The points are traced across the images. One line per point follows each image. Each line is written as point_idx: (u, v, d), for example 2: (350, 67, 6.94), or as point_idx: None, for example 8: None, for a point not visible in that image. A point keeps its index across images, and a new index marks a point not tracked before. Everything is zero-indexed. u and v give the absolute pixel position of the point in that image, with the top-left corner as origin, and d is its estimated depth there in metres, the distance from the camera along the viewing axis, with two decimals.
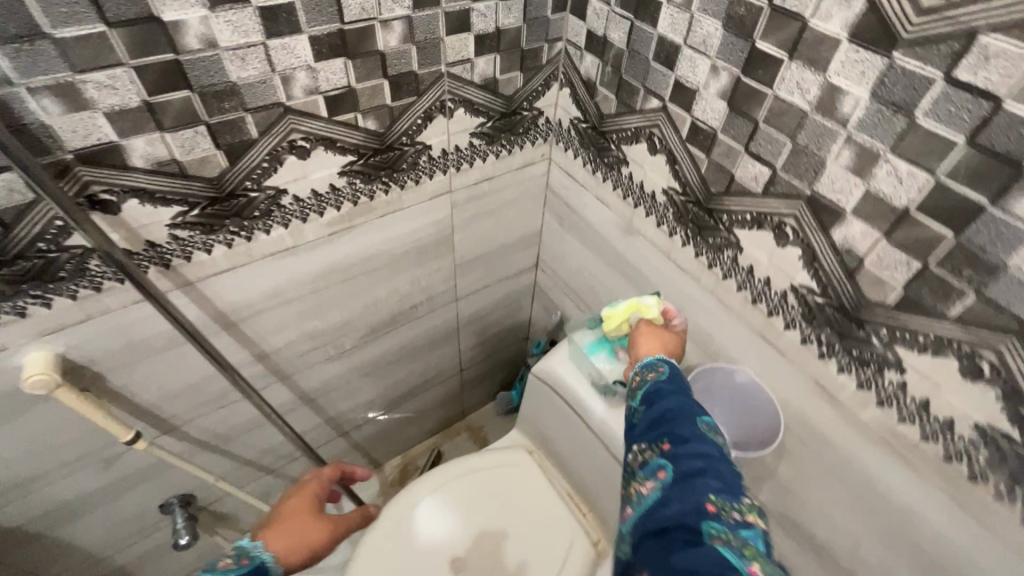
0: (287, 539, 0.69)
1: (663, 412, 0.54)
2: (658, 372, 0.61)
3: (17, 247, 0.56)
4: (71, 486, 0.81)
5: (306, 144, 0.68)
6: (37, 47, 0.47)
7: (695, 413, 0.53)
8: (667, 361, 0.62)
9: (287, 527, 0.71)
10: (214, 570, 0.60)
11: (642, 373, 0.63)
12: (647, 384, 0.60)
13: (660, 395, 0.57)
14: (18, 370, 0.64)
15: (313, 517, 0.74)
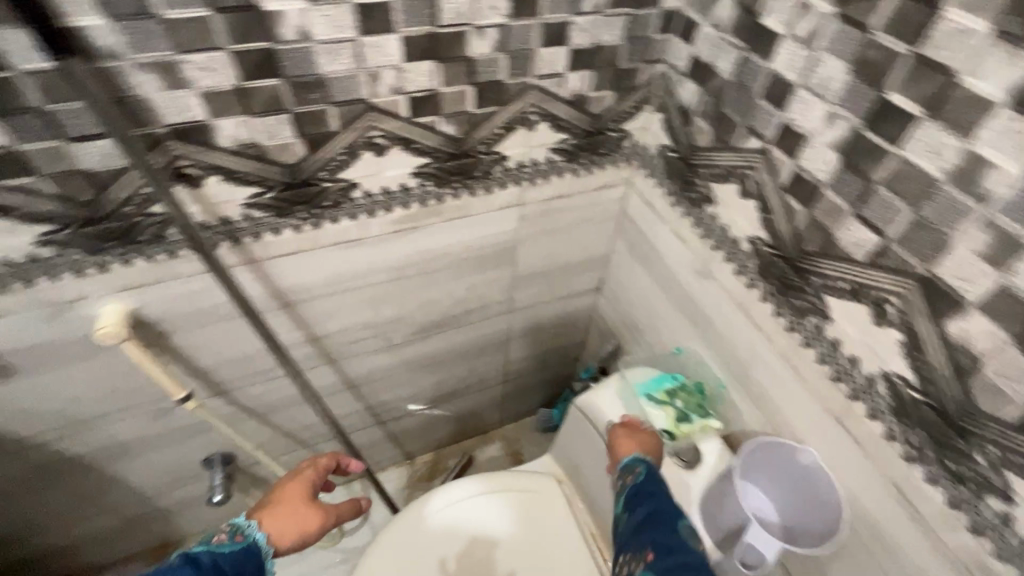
0: (281, 525, 0.70)
1: (646, 520, 0.58)
2: (636, 476, 0.64)
3: (107, 207, 0.60)
4: (127, 428, 0.87)
5: (383, 142, 0.67)
6: (147, 25, 0.49)
7: (676, 518, 0.58)
8: (645, 463, 0.64)
9: (281, 512, 0.71)
10: (207, 543, 0.64)
11: (625, 474, 0.66)
12: (626, 486, 0.64)
13: (642, 499, 0.61)
14: (94, 319, 0.68)
15: (308, 504, 0.74)
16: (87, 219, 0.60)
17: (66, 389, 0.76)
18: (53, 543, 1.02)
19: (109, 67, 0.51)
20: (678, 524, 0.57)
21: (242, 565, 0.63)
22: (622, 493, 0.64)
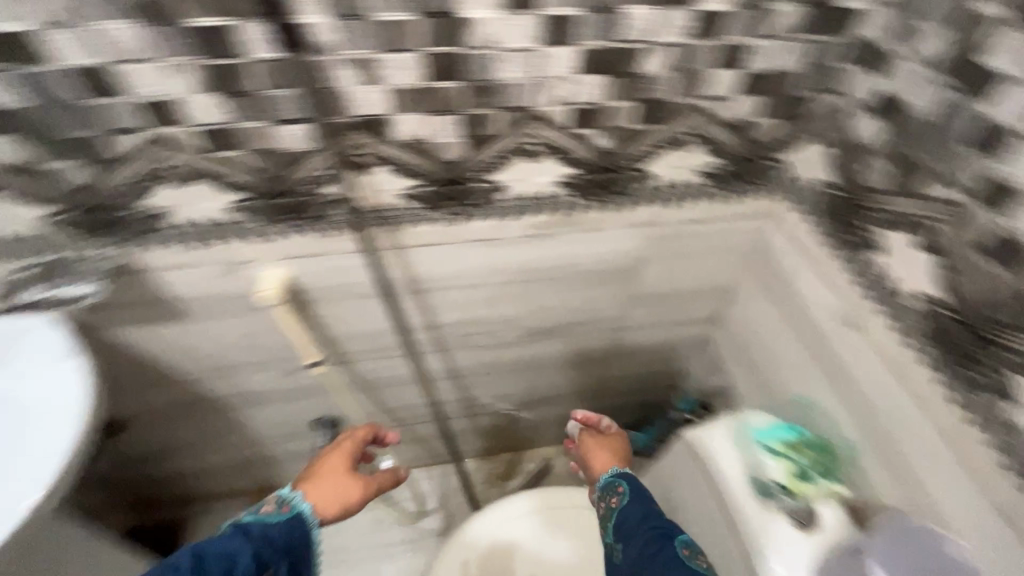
0: (324, 495, 0.74)
1: (639, 546, 0.70)
2: (620, 496, 0.77)
3: (288, 184, 0.66)
4: (259, 379, 0.96)
5: (537, 149, 0.69)
6: (358, 24, 0.53)
7: (668, 537, 0.69)
8: (621, 479, 0.79)
9: (323, 485, 0.75)
10: (258, 512, 0.69)
11: (607, 497, 0.79)
12: (615, 512, 0.76)
13: (633, 533, 0.72)
14: (256, 281, 0.76)
15: (345, 475, 0.77)
16: (270, 192, 0.66)
17: (221, 337, 0.85)
18: (180, 468, 1.15)
19: (317, 61, 0.55)
20: (668, 539, 0.69)
21: (291, 535, 0.68)
22: (611, 517, 0.76)
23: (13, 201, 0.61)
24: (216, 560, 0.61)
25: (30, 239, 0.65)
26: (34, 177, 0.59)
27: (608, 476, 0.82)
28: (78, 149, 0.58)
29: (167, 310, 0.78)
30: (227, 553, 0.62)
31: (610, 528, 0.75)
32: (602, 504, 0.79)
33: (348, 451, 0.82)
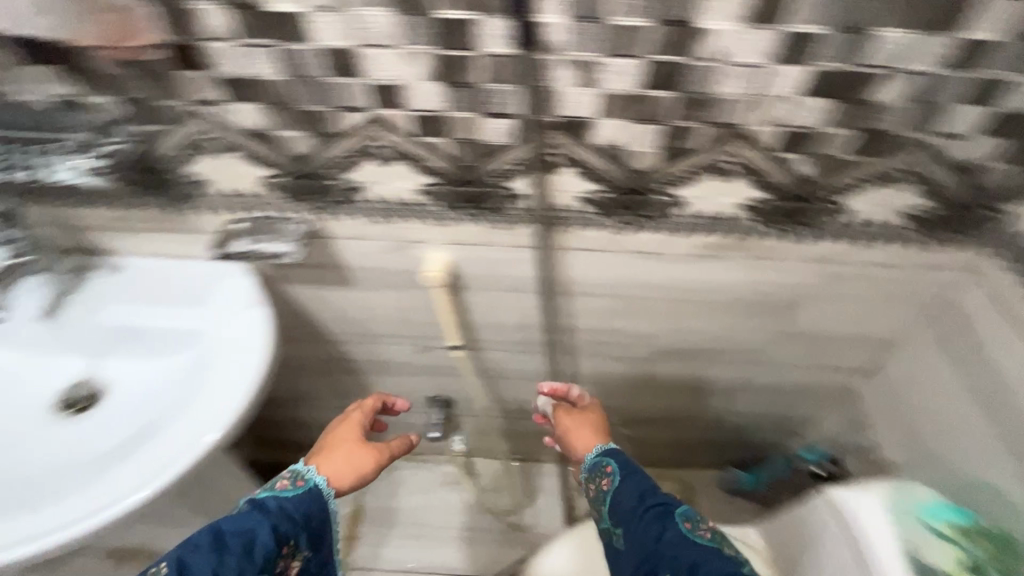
0: (336, 469, 0.75)
1: (638, 531, 0.67)
2: (610, 477, 0.73)
3: (476, 175, 0.68)
4: (395, 350, 1.01)
5: (730, 169, 0.66)
6: (594, 27, 0.53)
7: (673, 518, 0.66)
8: (608, 456, 0.74)
9: (334, 459, 0.75)
10: (272, 488, 0.69)
11: (593, 479, 0.75)
12: (608, 497, 0.71)
13: (633, 521, 0.67)
14: (420, 261, 0.80)
15: (354, 447, 0.78)
16: (458, 180, 0.69)
17: (375, 305, 0.90)
18: (304, 417, 1.24)
19: (542, 59, 0.55)
20: (670, 518, 0.66)
21: (308, 507, 0.69)
22: (605, 503, 0.72)
23: (243, 160, 0.68)
24: (236, 536, 0.61)
25: (246, 194, 0.72)
26: (265, 141, 0.65)
27: (592, 455, 0.77)
28: (307, 121, 0.63)
29: (336, 274, 0.84)
30: (245, 528, 0.62)
31: (607, 515, 0.71)
32: (591, 488, 0.75)
33: (356, 422, 0.82)
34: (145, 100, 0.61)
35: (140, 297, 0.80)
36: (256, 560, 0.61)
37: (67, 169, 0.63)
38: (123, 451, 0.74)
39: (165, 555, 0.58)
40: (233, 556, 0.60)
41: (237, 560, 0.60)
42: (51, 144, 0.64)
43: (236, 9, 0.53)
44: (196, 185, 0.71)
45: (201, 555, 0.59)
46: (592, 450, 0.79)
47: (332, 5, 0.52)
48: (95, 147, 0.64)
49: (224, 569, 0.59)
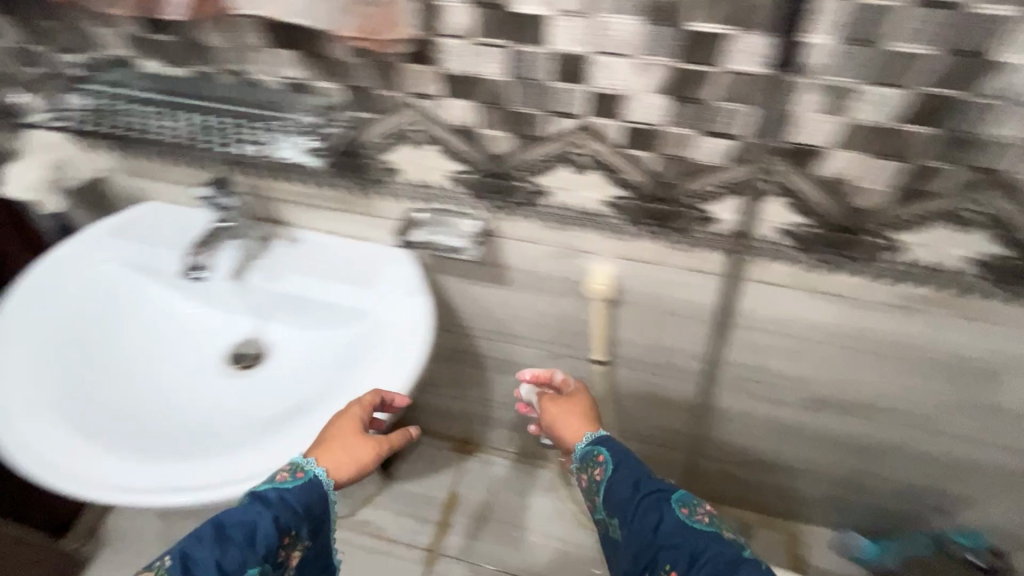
0: (333, 463, 0.65)
1: (637, 525, 0.59)
2: (603, 467, 0.65)
3: (674, 193, 0.65)
4: (524, 354, 0.99)
5: (972, 218, 0.58)
6: (868, 52, 0.48)
7: (668, 506, 0.60)
8: (601, 446, 0.66)
9: (331, 452, 0.66)
10: (271, 481, 0.63)
11: (586, 469, 0.66)
12: (602, 489, 0.64)
13: (627, 513, 0.60)
14: (584, 271, 0.78)
15: (352, 440, 0.66)
16: (652, 196, 0.66)
17: (520, 307, 0.89)
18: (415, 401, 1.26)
19: (794, 81, 0.51)
20: (667, 506, 0.60)
21: (310, 500, 0.63)
22: (598, 492, 0.64)
23: (439, 155, 0.69)
24: (236, 527, 0.58)
25: (430, 187, 0.73)
26: (466, 138, 0.66)
27: (581, 443, 0.68)
28: (514, 122, 0.62)
29: (493, 272, 0.84)
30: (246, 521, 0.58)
31: (599, 506, 0.64)
32: (583, 479, 0.67)
33: (356, 417, 0.69)
34: (367, 88, 0.64)
35: (314, 269, 0.84)
36: (257, 551, 0.58)
37: (294, 147, 0.67)
38: (289, 412, 0.79)
39: (169, 548, 0.57)
40: (234, 547, 0.57)
41: (238, 552, 0.57)
42: (276, 123, 0.68)
43: (484, 7, 0.53)
44: (388, 173, 0.73)
45: (200, 548, 0.57)
46: (582, 437, 0.69)
47: (581, 10, 0.51)
48: (312, 130, 0.67)
49: (227, 561, 0.57)
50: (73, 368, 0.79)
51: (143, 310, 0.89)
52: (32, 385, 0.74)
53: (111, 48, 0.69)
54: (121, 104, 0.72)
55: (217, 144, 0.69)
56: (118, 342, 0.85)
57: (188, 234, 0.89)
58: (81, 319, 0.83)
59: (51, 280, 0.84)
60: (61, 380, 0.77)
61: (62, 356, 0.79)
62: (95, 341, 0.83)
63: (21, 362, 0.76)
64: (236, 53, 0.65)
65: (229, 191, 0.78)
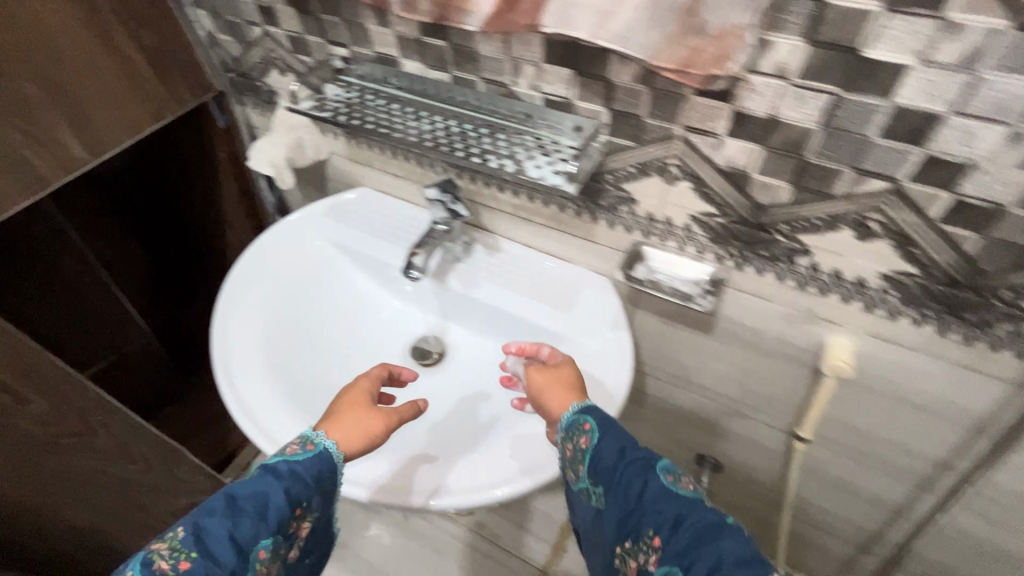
0: (345, 435, 0.67)
1: (618, 490, 0.54)
2: (589, 436, 0.58)
3: (983, 283, 0.54)
4: (697, 403, 0.92)
5: None
6: None
7: (651, 473, 0.54)
8: (587, 413, 0.59)
9: (341, 426, 0.67)
10: (281, 453, 0.65)
11: (571, 439, 0.60)
12: (587, 458, 0.58)
13: (612, 478, 0.55)
14: (818, 341, 0.69)
15: (356, 416, 0.68)
16: (949, 281, 0.55)
17: (715, 358, 0.82)
18: None
19: None
20: (652, 472, 0.54)
21: (317, 474, 0.64)
22: (581, 461, 0.58)
23: (691, 194, 0.63)
24: (248, 500, 0.59)
25: (663, 223, 0.68)
26: (731, 183, 0.59)
27: (567, 412, 0.61)
28: (800, 173, 0.55)
29: (698, 317, 0.78)
30: (257, 493, 0.60)
31: (582, 472, 0.58)
32: (567, 450, 0.60)
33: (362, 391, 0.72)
34: (637, 116, 0.59)
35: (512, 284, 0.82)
36: (270, 523, 0.60)
37: (545, 169, 0.64)
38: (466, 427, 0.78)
39: (183, 520, 0.58)
40: (247, 518, 0.59)
41: (251, 524, 0.58)
42: (527, 140, 0.66)
43: (826, 49, 0.46)
44: (623, 202, 0.69)
45: (214, 519, 0.58)
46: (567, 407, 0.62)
47: (960, 64, 0.42)
48: (566, 153, 0.64)
49: (240, 531, 0.58)
50: (287, 344, 0.84)
51: (342, 294, 0.93)
52: (257, 356, 0.80)
53: (379, 45, 0.71)
54: (375, 101, 0.74)
55: (463, 154, 0.67)
56: (321, 322, 0.89)
57: (394, 227, 0.91)
58: (293, 296, 0.88)
59: (272, 254, 0.90)
60: (277, 352, 0.82)
61: (278, 331, 0.84)
62: (305, 319, 0.87)
63: (248, 333, 0.81)
64: (508, 66, 0.63)
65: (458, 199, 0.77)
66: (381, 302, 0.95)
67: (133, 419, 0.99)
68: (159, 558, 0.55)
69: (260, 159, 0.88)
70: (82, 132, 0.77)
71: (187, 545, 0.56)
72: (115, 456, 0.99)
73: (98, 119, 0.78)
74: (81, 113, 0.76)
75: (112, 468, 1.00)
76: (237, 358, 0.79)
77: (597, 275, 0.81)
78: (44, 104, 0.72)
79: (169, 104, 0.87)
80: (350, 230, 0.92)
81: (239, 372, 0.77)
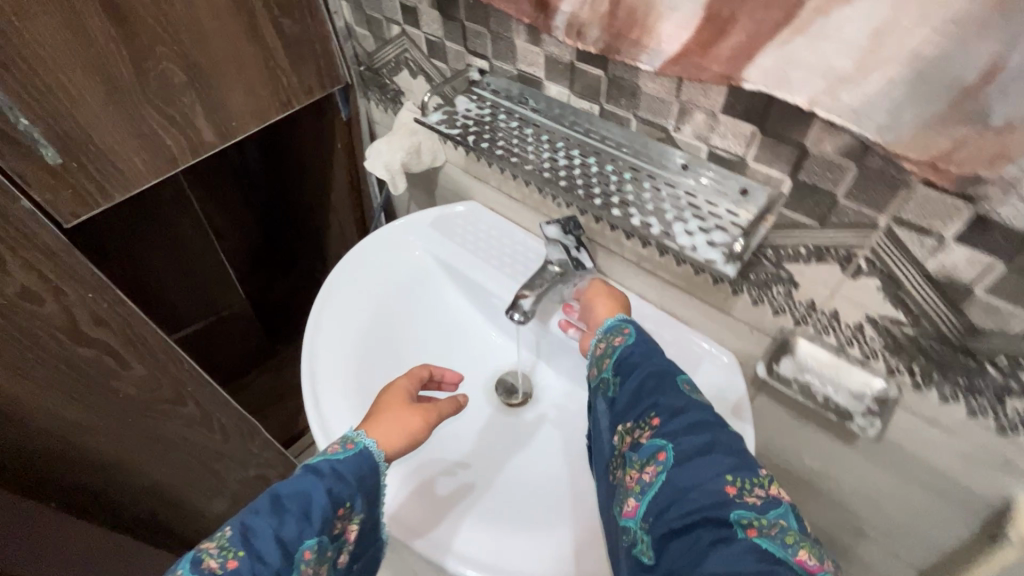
0: (388, 433, 0.64)
1: (637, 376, 0.56)
2: (626, 337, 0.61)
3: None
4: (808, 509, 0.79)
5: None
6: None
7: (671, 376, 0.56)
8: (632, 321, 0.62)
9: (383, 423, 0.64)
10: (323, 453, 0.61)
11: (606, 339, 0.63)
12: (615, 354, 0.60)
13: (632, 365, 0.58)
14: (1006, 495, 0.55)
15: (398, 412, 0.66)
16: None
17: (849, 472, 0.69)
18: None
19: None
20: (673, 375, 0.56)
21: (361, 473, 0.59)
22: (608, 354, 0.61)
23: (877, 293, 0.51)
24: (292, 498, 0.55)
25: (825, 315, 0.57)
26: (940, 293, 0.47)
27: (611, 316, 0.64)
28: None
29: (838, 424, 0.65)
30: (300, 490, 0.56)
31: (605, 363, 0.60)
32: (598, 347, 0.63)
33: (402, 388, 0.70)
34: (829, 193, 0.48)
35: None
36: (315, 523, 0.55)
37: (696, 237, 0.54)
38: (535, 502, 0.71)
39: (230, 519, 0.54)
40: (292, 518, 0.54)
41: (296, 523, 0.54)
42: (678, 197, 0.57)
43: None
44: (779, 282, 0.58)
45: (258, 519, 0.54)
46: (613, 316, 0.65)
47: None
48: (727, 222, 0.54)
49: (284, 531, 0.53)
50: (377, 360, 0.79)
51: (435, 313, 0.88)
52: (348, 373, 0.75)
53: (523, 63, 0.64)
54: (508, 122, 0.67)
55: (601, 202, 0.59)
56: (412, 341, 0.85)
57: (500, 251, 0.85)
58: (388, 310, 0.84)
59: (372, 263, 0.87)
60: (370, 369, 0.78)
61: (370, 346, 0.80)
62: (397, 335, 0.83)
63: (340, 346, 0.78)
64: (673, 109, 0.54)
65: (582, 246, 0.70)
66: (474, 325, 0.89)
67: (219, 393, 1.01)
68: (209, 556, 0.52)
69: (376, 160, 0.85)
70: (213, 117, 0.77)
71: (233, 545, 0.52)
72: (199, 425, 1.02)
73: (230, 105, 0.78)
74: (216, 96, 0.75)
75: (195, 436, 1.03)
76: (328, 372, 0.75)
77: (722, 351, 0.70)
78: (184, 87, 0.72)
79: (298, 93, 0.85)
80: (454, 247, 0.87)
81: (328, 387, 0.73)
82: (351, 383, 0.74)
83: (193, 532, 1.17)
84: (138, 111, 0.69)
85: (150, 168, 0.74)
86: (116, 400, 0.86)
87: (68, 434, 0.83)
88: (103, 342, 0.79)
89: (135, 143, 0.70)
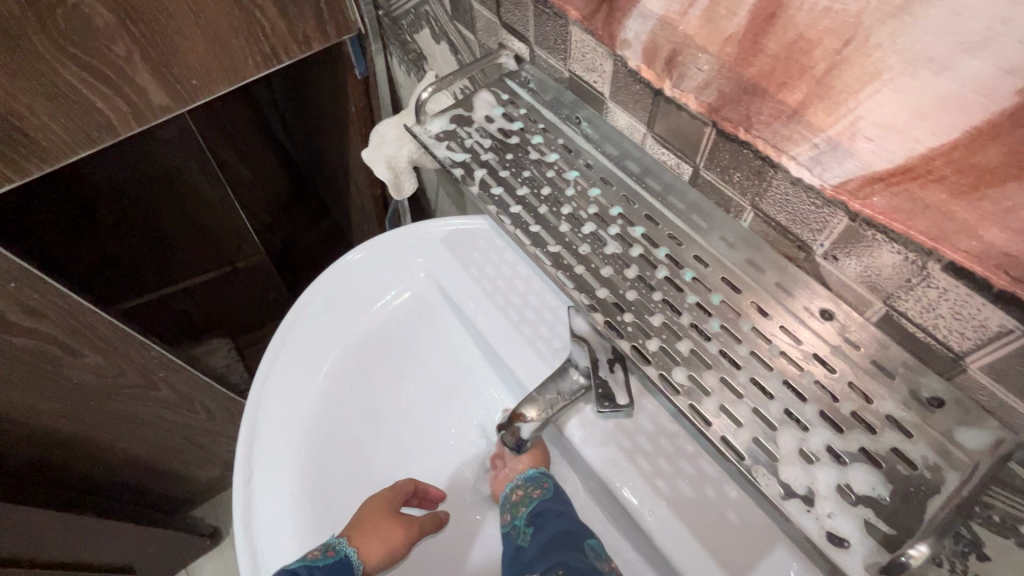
0: (372, 542, 0.47)
1: (550, 539, 0.44)
2: (545, 491, 0.48)
3: None
4: None
5: None
6: None
7: (578, 539, 0.44)
8: (550, 476, 0.50)
9: (367, 526, 0.47)
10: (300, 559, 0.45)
11: (524, 488, 0.48)
12: (532, 504, 0.47)
13: (551, 518, 0.46)
14: None
15: (388, 518, 0.48)
16: None
17: None
18: None
19: None
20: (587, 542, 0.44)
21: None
22: (521, 504, 0.47)
23: None
24: None
25: None
26: None
27: (530, 470, 0.50)
28: None
29: None
30: None
31: (519, 512, 0.47)
32: (512, 495, 0.49)
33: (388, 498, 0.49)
34: None
35: (657, 487, 0.42)
36: None
37: (819, 472, 0.29)
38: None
39: None
40: None
41: None
42: (796, 370, 0.32)
43: None
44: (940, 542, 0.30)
45: None
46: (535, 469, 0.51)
47: None
48: (880, 451, 0.29)
49: None
50: (347, 464, 0.50)
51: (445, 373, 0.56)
52: (299, 492, 0.47)
53: (578, 64, 0.39)
54: (544, 153, 0.42)
55: (657, 344, 0.34)
56: (405, 415, 0.54)
57: (522, 302, 0.55)
58: (373, 379, 0.54)
59: (351, 300, 0.56)
60: (332, 455, 0.49)
61: (337, 441, 0.50)
62: (379, 406, 0.53)
63: (287, 444, 0.49)
64: (834, 225, 0.28)
65: (618, 361, 0.47)
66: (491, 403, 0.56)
67: (199, 377, 0.90)
68: None
69: (377, 150, 0.62)
70: (159, 70, 0.56)
71: None
72: (177, 407, 0.91)
73: (184, 54, 0.57)
74: (163, 43, 0.55)
75: (172, 416, 0.92)
76: (268, 489, 0.47)
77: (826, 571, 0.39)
78: (114, 31, 0.51)
79: (287, 43, 0.63)
80: (474, 285, 0.55)
81: (263, 487, 0.47)
82: (295, 483, 0.47)
83: (184, 493, 1.11)
84: (46, 63, 0.49)
85: (78, 139, 0.55)
86: (70, 388, 0.75)
87: (20, 420, 0.74)
88: (42, 331, 0.66)
89: (48, 106, 0.51)
